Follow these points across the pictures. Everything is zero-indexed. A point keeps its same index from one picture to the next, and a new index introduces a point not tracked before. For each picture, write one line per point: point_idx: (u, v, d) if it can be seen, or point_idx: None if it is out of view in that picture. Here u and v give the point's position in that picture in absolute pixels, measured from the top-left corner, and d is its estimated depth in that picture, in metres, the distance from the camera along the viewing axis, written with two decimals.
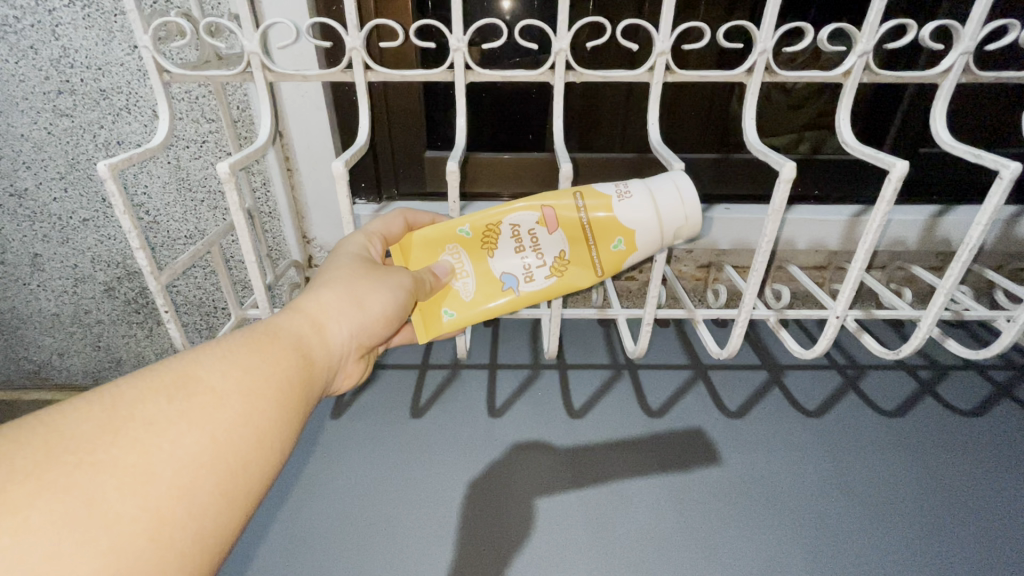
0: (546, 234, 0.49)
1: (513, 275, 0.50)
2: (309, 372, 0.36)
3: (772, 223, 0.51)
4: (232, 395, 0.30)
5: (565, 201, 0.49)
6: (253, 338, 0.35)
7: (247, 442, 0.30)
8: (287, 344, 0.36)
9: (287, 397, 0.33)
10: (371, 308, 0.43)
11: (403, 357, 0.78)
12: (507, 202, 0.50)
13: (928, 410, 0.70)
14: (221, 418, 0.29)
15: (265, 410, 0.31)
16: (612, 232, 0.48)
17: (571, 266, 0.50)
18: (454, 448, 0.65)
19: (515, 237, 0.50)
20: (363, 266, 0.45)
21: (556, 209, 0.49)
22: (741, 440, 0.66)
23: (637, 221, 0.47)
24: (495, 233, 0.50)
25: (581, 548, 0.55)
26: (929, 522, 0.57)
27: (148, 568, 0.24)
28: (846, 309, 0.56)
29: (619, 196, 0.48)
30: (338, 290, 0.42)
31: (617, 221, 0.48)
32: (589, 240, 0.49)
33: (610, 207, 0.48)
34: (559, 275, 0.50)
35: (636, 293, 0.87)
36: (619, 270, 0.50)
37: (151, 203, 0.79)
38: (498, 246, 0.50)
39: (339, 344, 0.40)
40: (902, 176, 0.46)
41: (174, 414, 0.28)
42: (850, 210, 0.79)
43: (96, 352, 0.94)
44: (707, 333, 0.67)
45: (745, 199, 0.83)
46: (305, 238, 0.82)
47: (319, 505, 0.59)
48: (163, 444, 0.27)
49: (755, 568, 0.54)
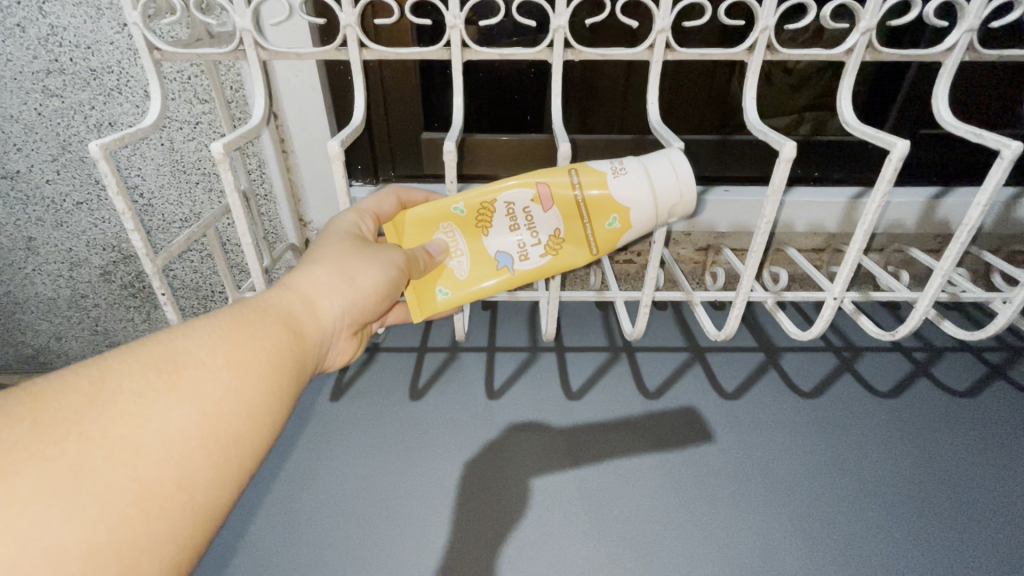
0: (541, 211, 0.49)
1: (508, 254, 0.50)
2: (300, 347, 0.36)
3: (772, 203, 0.50)
4: (222, 370, 0.30)
5: (560, 179, 0.48)
6: (243, 313, 0.35)
7: (237, 414, 0.30)
8: (277, 319, 0.36)
9: (278, 372, 0.33)
10: (362, 283, 0.42)
11: (402, 341, 0.79)
12: (501, 180, 0.50)
13: (922, 391, 0.71)
14: (210, 392, 0.29)
15: (256, 384, 0.31)
16: (606, 209, 0.48)
17: (566, 245, 0.50)
18: (453, 429, 0.66)
19: (509, 215, 0.50)
20: (354, 242, 0.45)
21: (551, 187, 0.48)
22: (737, 421, 0.67)
23: (631, 198, 0.47)
24: (490, 211, 0.50)
25: (579, 526, 0.56)
26: (920, 500, 0.58)
27: (137, 538, 0.24)
28: (844, 290, 0.56)
29: (614, 173, 0.47)
30: (329, 266, 0.42)
31: (612, 199, 0.47)
32: (584, 218, 0.48)
33: (605, 184, 0.47)
34: (554, 254, 0.50)
35: (635, 276, 0.88)
36: (614, 247, 0.50)
37: (145, 186, 0.78)
38: (493, 224, 0.50)
39: (330, 320, 0.40)
40: (902, 156, 0.45)
41: (162, 387, 0.28)
42: (849, 192, 0.79)
43: (94, 336, 0.94)
44: (705, 315, 0.67)
45: (745, 180, 0.82)
46: (302, 221, 0.82)
47: (320, 485, 0.60)
48: (152, 417, 0.27)
49: (748, 544, 0.55)
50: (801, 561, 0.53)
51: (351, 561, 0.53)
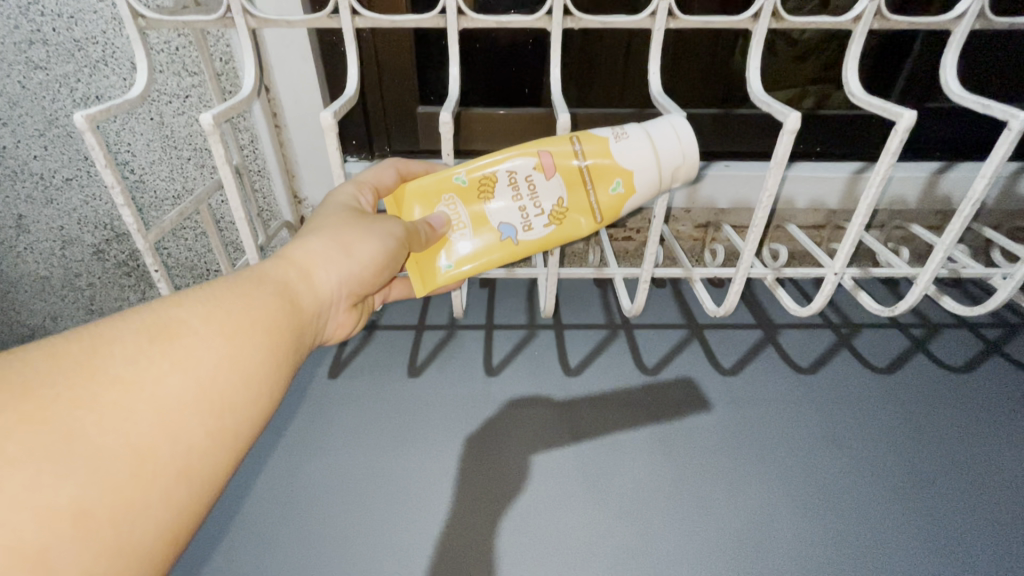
0: (544, 180, 0.48)
1: (511, 224, 0.49)
2: (296, 318, 0.36)
3: (774, 176, 0.49)
4: (217, 338, 0.30)
5: (562, 147, 0.48)
6: (239, 281, 0.35)
7: (232, 383, 0.30)
8: (274, 289, 0.35)
9: (273, 342, 0.33)
10: (360, 255, 0.42)
11: (400, 319, 0.79)
12: (502, 149, 0.49)
13: (919, 367, 0.71)
14: (205, 359, 0.29)
15: (251, 354, 0.31)
16: (610, 175, 0.47)
17: (569, 214, 0.49)
18: (452, 405, 0.66)
19: (512, 185, 0.49)
20: (352, 214, 0.44)
21: (553, 155, 0.48)
22: (735, 397, 0.67)
23: (635, 162, 0.46)
24: (492, 181, 0.49)
25: (578, 500, 0.57)
26: (913, 473, 0.59)
27: (132, 501, 0.24)
28: (844, 265, 0.56)
29: (616, 138, 0.47)
30: (326, 237, 0.41)
31: (615, 164, 0.46)
32: (588, 184, 0.47)
33: (607, 149, 0.46)
34: (558, 223, 0.49)
35: (634, 253, 0.87)
36: (618, 213, 0.49)
37: (136, 162, 0.76)
38: (496, 193, 0.49)
39: (327, 290, 0.40)
40: (908, 127, 0.44)
41: (156, 352, 0.28)
42: (851, 167, 0.78)
43: (89, 316, 0.94)
44: (705, 292, 0.67)
45: (746, 156, 0.81)
46: (297, 197, 0.81)
47: (319, 460, 0.60)
48: (146, 383, 0.26)
49: (744, 517, 0.55)
50: (796, 533, 0.54)
51: (352, 534, 0.54)
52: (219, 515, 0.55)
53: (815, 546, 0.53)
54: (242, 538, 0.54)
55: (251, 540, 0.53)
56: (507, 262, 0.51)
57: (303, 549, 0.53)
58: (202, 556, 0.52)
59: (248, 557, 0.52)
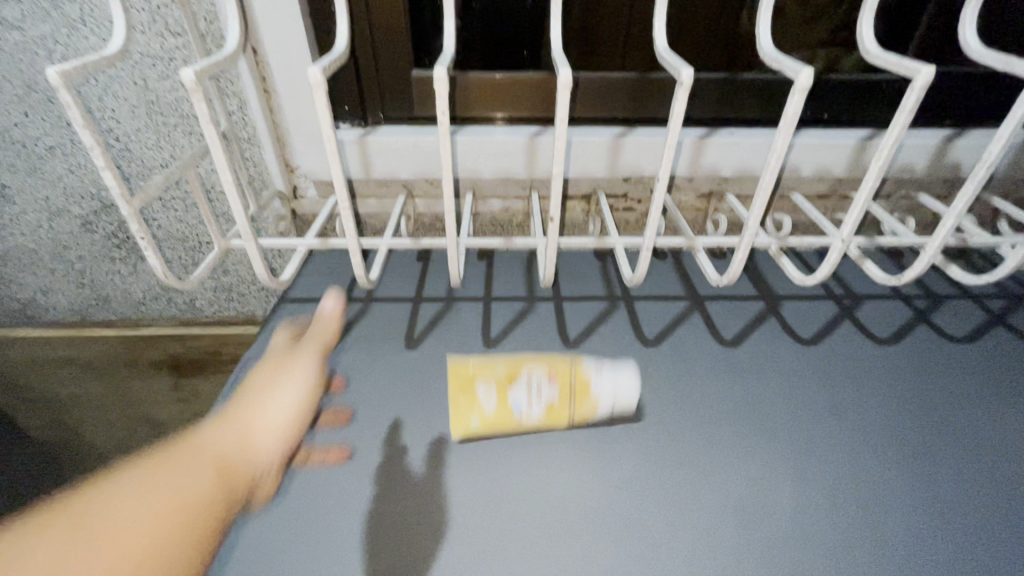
0: (548, 386, 0.59)
1: (523, 408, 0.58)
2: (222, 484, 0.43)
3: (783, 137, 0.48)
4: (128, 523, 0.37)
5: (562, 370, 0.60)
6: (157, 466, 0.42)
7: (146, 552, 0.36)
8: (198, 458, 0.44)
9: (192, 525, 0.39)
10: (259, 436, 0.50)
11: (396, 291, 0.77)
12: (525, 356, 0.61)
13: (922, 338, 0.70)
14: (113, 544, 0.35)
15: (169, 529, 0.38)
16: (588, 399, 0.59)
17: (563, 414, 0.59)
18: (450, 378, 0.65)
19: (526, 378, 0.59)
20: (254, 381, 0.55)
21: (558, 374, 0.60)
22: (735, 368, 0.67)
23: (607, 394, 0.58)
24: (513, 376, 0.59)
25: (577, 470, 0.56)
26: (914, 442, 0.59)
27: None
28: (853, 232, 0.54)
29: (596, 389, 0.59)
30: (237, 422, 0.50)
31: (593, 394, 0.59)
32: (575, 404, 0.59)
33: (588, 385, 0.59)
34: (558, 413, 0.58)
35: (635, 225, 0.85)
36: (592, 407, 0.59)
37: (122, 130, 0.74)
38: (516, 384, 0.59)
39: (260, 464, 0.48)
40: (926, 83, 0.42)
41: (52, 541, 0.34)
42: (859, 134, 0.76)
43: (80, 290, 0.92)
44: (708, 262, 0.66)
45: (752, 122, 0.78)
46: (289, 166, 0.78)
47: (315, 432, 0.59)
48: (31, 567, 0.32)
49: (744, 486, 0.55)
50: (797, 502, 0.54)
51: (350, 505, 0.53)
52: None
53: (816, 515, 0.53)
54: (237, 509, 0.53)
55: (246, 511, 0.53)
56: (519, 432, 0.59)
57: (300, 519, 0.52)
58: None
59: (244, 528, 0.51)
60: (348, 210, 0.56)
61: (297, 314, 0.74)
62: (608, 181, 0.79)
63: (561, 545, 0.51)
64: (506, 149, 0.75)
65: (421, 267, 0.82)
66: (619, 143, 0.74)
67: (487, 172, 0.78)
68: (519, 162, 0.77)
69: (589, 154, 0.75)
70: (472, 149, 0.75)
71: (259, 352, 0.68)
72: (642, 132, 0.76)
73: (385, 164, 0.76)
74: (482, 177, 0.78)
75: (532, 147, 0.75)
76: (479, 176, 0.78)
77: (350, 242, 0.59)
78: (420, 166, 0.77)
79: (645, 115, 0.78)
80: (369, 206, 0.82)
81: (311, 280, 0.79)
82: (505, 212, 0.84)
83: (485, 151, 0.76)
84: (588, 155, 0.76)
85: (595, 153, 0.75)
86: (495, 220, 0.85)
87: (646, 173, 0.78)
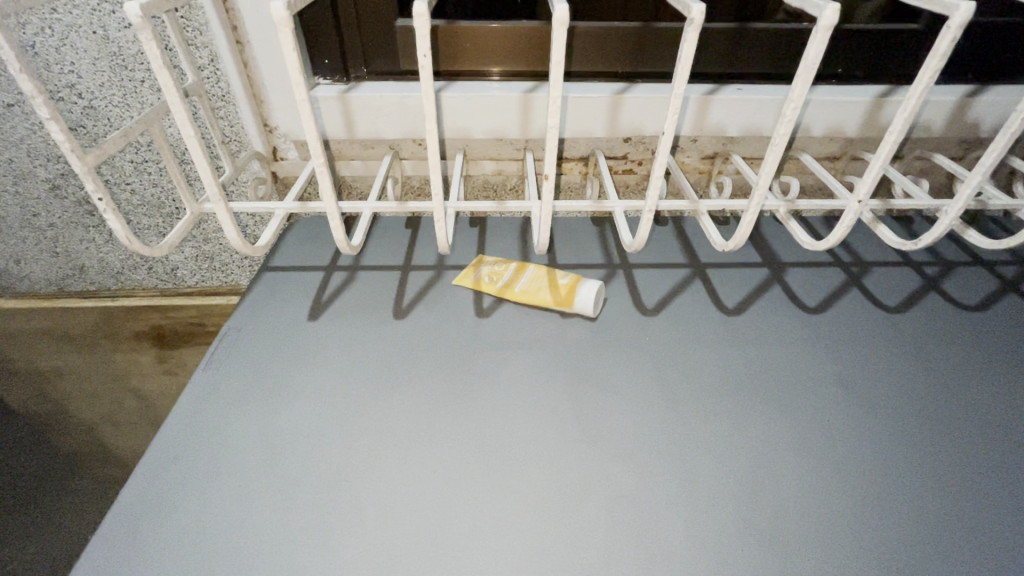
0: (539, 277, 0.68)
1: (513, 281, 0.68)
2: None
3: (802, 84, 0.43)
4: None
5: (556, 273, 0.69)
6: None
7: None
8: None
9: None
10: None
11: (383, 259, 0.74)
12: (535, 263, 0.71)
13: (931, 306, 0.68)
14: None
15: None
16: (563, 291, 0.66)
17: (540, 292, 0.67)
18: (440, 348, 0.63)
19: (525, 270, 0.70)
20: None
21: (551, 274, 0.69)
22: (738, 337, 0.64)
23: (580, 291, 0.65)
24: (518, 266, 0.70)
25: (572, 445, 0.54)
26: (921, 414, 0.57)
27: None
28: (870, 192, 0.51)
29: (575, 287, 0.66)
30: None
31: (570, 290, 0.66)
32: (553, 291, 0.67)
33: (570, 285, 0.67)
34: (533, 292, 0.67)
35: (635, 188, 0.81)
36: (573, 301, 0.65)
37: (83, 85, 0.68)
38: (518, 270, 0.70)
39: None
40: (964, 22, 0.39)
41: None
42: (875, 91, 0.71)
43: (55, 259, 0.88)
44: (713, 226, 0.63)
45: (761, 78, 0.74)
46: (267, 126, 0.73)
47: (298, 405, 0.57)
48: None
49: (747, 460, 0.53)
50: (800, 476, 0.52)
51: (335, 480, 0.51)
52: (192, 462, 0.52)
53: (820, 488, 0.51)
54: (216, 485, 0.50)
55: (226, 488, 0.50)
56: (502, 297, 0.68)
57: (284, 495, 0.50)
58: (174, 503, 0.49)
59: (221, 507, 0.49)
60: (324, 169, 0.51)
61: (279, 283, 0.70)
62: (607, 141, 0.74)
63: (557, 520, 0.49)
64: (498, 107, 0.70)
65: (410, 234, 0.78)
66: (619, 99, 0.69)
67: (478, 131, 0.73)
68: (512, 121, 0.72)
69: (587, 111, 0.70)
70: (462, 107, 0.70)
71: (240, 323, 0.65)
72: (644, 88, 0.71)
73: (369, 122, 0.72)
74: (473, 136, 0.74)
75: (527, 104, 0.70)
76: (470, 136, 0.74)
77: (329, 205, 0.55)
78: (407, 125, 0.72)
79: (647, 69, 0.73)
80: (355, 169, 0.78)
81: (295, 248, 0.76)
82: (497, 174, 0.80)
83: (476, 109, 0.71)
84: (586, 113, 0.71)
85: (594, 110, 0.70)
86: (487, 183, 0.81)
87: (648, 133, 0.73)
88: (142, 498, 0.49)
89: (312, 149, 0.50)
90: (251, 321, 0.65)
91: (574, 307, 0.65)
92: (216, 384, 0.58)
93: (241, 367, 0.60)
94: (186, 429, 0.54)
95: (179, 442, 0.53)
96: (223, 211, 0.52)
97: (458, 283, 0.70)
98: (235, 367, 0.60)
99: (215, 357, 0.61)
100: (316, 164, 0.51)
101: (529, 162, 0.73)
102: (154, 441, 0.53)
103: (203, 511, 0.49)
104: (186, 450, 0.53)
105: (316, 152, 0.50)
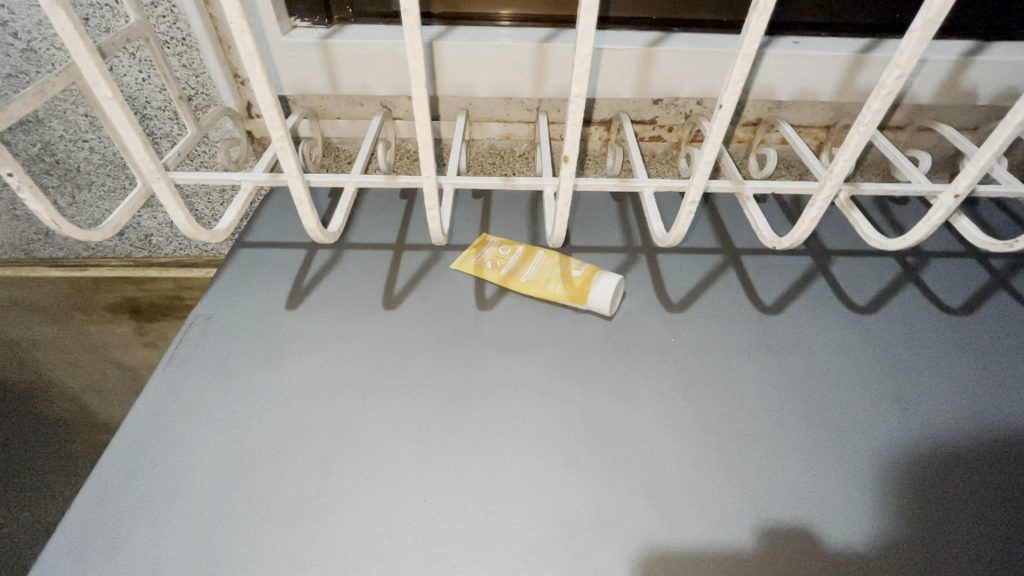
0: (555, 266, 0.60)
1: (523, 271, 0.60)
2: None
3: (916, 42, 0.33)
4: None
5: (574, 262, 0.60)
6: None
7: None
8: None
9: None
10: None
11: (373, 237, 0.66)
12: (552, 250, 0.63)
13: (1000, 306, 0.59)
14: None
15: None
16: (580, 282, 0.58)
17: (554, 284, 0.58)
18: (436, 343, 0.55)
19: (539, 258, 0.61)
20: None
21: (569, 263, 0.60)
22: (777, 341, 0.56)
23: (600, 286, 0.56)
24: (529, 254, 0.62)
25: (587, 465, 0.47)
26: (991, 439, 0.49)
27: None
28: (973, 184, 0.42)
29: (596, 279, 0.57)
30: None
31: (588, 281, 0.57)
32: (569, 283, 0.58)
33: (590, 276, 0.58)
34: (547, 284, 0.58)
35: (662, 158, 0.71)
36: (587, 295, 0.57)
37: (17, 23, 0.57)
38: (529, 258, 0.61)
39: None
40: None
41: None
42: (957, 48, 0.60)
43: (16, 223, 0.81)
44: (759, 213, 0.54)
45: (823, 30, 0.62)
46: (238, 76, 0.63)
47: (272, 413, 0.50)
48: None
49: (788, 493, 0.45)
50: (851, 513, 0.44)
51: (312, 504, 0.44)
52: (147, 480, 0.46)
53: (873, 530, 0.43)
54: (173, 506, 0.44)
55: (185, 507, 0.44)
56: (509, 288, 0.60)
57: (250, 522, 0.44)
58: (123, 531, 0.43)
59: (179, 533, 0.43)
60: (286, 142, 0.42)
61: (256, 263, 0.62)
62: (633, 102, 0.64)
63: (563, 563, 0.42)
64: (507, 60, 0.60)
65: (405, 208, 0.69)
66: (651, 53, 0.59)
67: (483, 89, 0.62)
68: (525, 76, 0.61)
69: (612, 67, 0.60)
70: (463, 59, 0.60)
71: (210, 310, 0.58)
72: (681, 39, 0.60)
73: (356, 75, 0.61)
74: (478, 94, 0.63)
75: (541, 57, 0.59)
76: (473, 94, 0.63)
77: (297, 187, 0.46)
78: (401, 81, 0.61)
79: (686, 16, 0.61)
80: (341, 129, 0.68)
81: (274, 222, 0.67)
82: (505, 138, 0.70)
83: (480, 62, 0.60)
84: (612, 68, 0.60)
85: (622, 66, 0.60)
86: (492, 149, 0.71)
87: (683, 94, 0.62)
88: (86, 521, 0.43)
89: (269, 118, 0.40)
90: (223, 309, 0.58)
91: (588, 303, 0.57)
92: (180, 384, 0.52)
93: (208, 364, 0.53)
94: (145, 437, 0.48)
95: (135, 454, 0.47)
96: (167, 191, 0.43)
97: (458, 267, 0.62)
98: (202, 364, 0.53)
99: (182, 349, 0.55)
100: (274, 136, 0.41)
101: (542, 128, 0.63)
102: (108, 451, 0.47)
103: (155, 540, 0.42)
104: (140, 464, 0.46)
105: (274, 121, 0.40)
